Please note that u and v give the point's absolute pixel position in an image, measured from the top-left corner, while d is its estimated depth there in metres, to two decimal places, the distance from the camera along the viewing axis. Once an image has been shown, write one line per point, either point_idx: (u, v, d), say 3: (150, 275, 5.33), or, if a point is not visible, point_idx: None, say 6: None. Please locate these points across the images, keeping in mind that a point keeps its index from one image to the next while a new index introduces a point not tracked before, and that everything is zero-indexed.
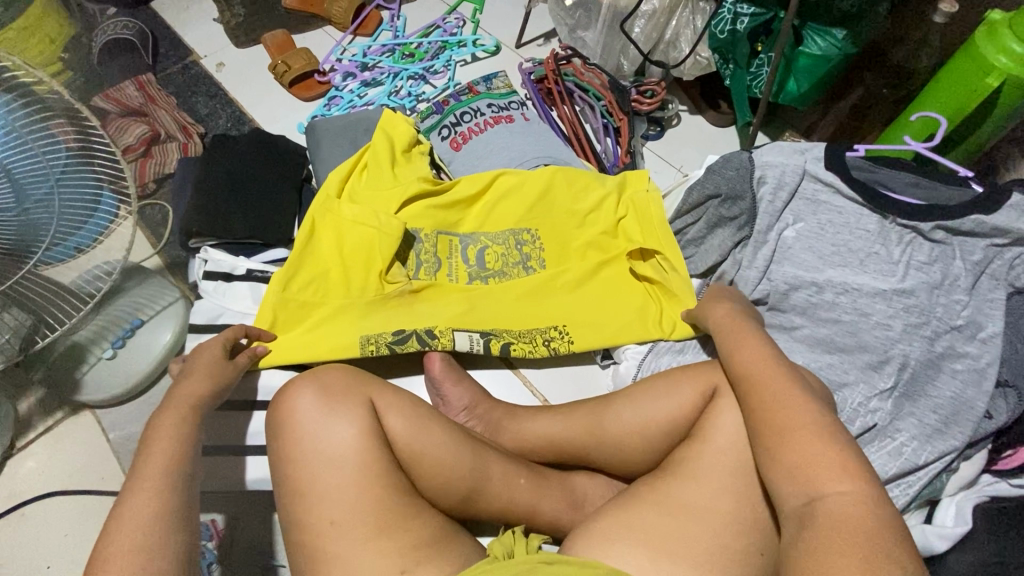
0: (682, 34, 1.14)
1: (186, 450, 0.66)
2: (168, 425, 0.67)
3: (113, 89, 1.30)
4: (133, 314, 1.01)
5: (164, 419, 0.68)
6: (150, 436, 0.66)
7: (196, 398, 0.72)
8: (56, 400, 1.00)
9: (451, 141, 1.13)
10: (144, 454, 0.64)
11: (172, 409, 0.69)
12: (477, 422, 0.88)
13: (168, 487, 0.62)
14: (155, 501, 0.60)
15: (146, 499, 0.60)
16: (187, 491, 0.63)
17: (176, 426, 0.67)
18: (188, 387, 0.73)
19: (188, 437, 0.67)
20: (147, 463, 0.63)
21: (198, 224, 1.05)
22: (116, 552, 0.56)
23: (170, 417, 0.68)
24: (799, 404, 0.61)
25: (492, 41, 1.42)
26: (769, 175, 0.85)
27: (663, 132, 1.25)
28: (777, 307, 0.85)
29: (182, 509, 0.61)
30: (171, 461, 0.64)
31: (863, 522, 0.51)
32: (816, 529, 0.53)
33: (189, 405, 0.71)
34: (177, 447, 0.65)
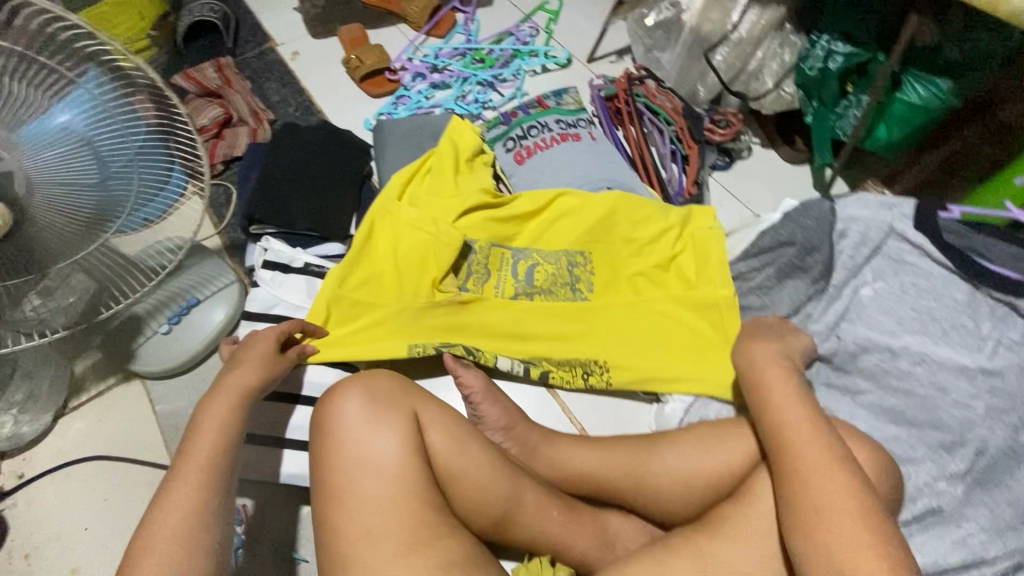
0: (768, 66, 1.08)
1: (231, 441, 0.66)
2: (214, 413, 0.68)
3: (194, 69, 1.34)
4: (191, 292, 1.03)
5: (211, 408, 0.69)
6: (197, 423, 0.67)
7: (242, 387, 0.72)
8: (110, 366, 1.03)
9: (515, 153, 1.12)
10: (191, 440, 0.65)
11: (220, 398, 0.70)
12: (513, 443, 0.86)
13: (210, 479, 0.62)
14: (197, 489, 0.61)
15: (188, 490, 0.60)
16: (227, 483, 0.64)
17: (222, 416, 0.68)
18: (236, 375, 0.73)
19: (234, 429, 0.68)
20: (193, 451, 0.64)
21: (261, 211, 1.07)
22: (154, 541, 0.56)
23: (217, 406, 0.68)
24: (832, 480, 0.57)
25: (564, 54, 1.40)
26: (853, 229, 0.82)
27: (731, 164, 1.21)
28: (843, 367, 0.81)
29: (219, 503, 0.62)
30: (215, 451, 0.64)
31: None
32: None
33: (237, 395, 0.71)
34: (220, 438, 0.66)
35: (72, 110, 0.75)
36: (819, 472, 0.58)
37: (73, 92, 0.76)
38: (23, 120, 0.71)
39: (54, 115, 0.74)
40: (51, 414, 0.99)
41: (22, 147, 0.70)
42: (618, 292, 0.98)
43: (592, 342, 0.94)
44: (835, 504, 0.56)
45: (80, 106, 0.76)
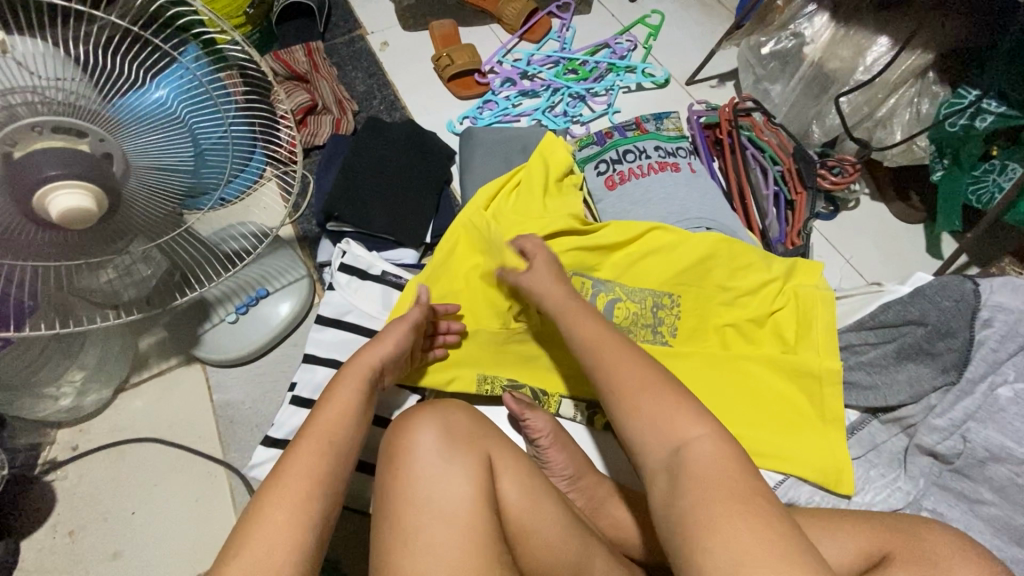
0: (899, 115, 0.99)
1: (324, 493, 0.59)
2: (306, 457, 0.60)
3: (283, 51, 1.32)
4: (261, 283, 1.01)
5: (300, 451, 0.61)
6: (282, 466, 0.60)
7: (337, 429, 0.64)
8: (173, 347, 1.03)
9: (607, 178, 1.05)
10: (274, 489, 0.58)
11: (334, 403, 0.66)
12: (579, 495, 0.82)
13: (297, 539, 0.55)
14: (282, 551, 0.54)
15: (289, 501, 0.57)
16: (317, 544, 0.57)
17: (316, 464, 0.60)
18: (328, 411, 0.65)
19: (328, 481, 0.60)
20: (303, 454, 0.61)
21: (339, 208, 1.04)
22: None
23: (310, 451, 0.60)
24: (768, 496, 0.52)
25: (662, 73, 1.32)
26: (999, 320, 0.71)
27: (836, 214, 1.11)
28: (964, 472, 0.72)
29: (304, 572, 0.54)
30: (309, 506, 0.57)
31: None
32: None
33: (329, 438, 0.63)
34: (333, 444, 0.62)
35: (170, 87, 0.66)
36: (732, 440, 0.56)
37: (170, 65, 0.66)
38: (120, 96, 0.62)
39: (150, 91, 0.65)
40: (113, 388, 0.98)
41: (122, 130, 0.63)
42: (703, 344, 0.91)
43: None
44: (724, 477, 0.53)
45: (179, 83, 0.67)
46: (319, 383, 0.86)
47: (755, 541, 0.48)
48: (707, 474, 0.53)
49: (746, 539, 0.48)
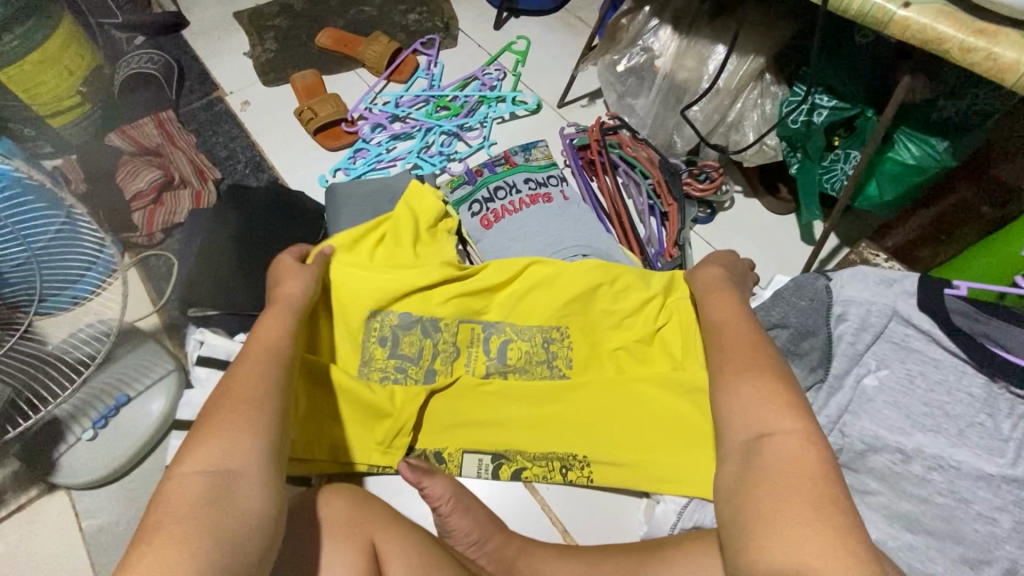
0: (748, 117, 1.02)
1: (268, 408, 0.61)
2: (235, 417, 0.58)
3: (131, 126, 1.23)
4: (120, 389, 0.92)
5: (215, 422, 0.57)
6: (196, 438, 0.56)
7: (259, 398, 0.61)
8: (30, 477, 0.91)
9: (481, 218, 1.03)
10: (197, 454, 0.54)
11: (251, 357, 0.67)
12: (488, 560, 0.78)
13: (238, 495, 0.52)
14: (223, 506, 0.51)
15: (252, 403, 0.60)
16: (268, 495, 0.54)
17: (232, 427, 0.57)
18: (241, 382, 0.62)
19: (265, 448, 0.57)
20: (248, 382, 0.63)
21: (200, 293, 0.97)
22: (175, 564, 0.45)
23: (232, 418, 0.57)
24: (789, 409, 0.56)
25: (533, 99, 1.32)
26: (851, 313, 0.73)
27: (713, 216, 1.13)
28: (850, 466, 0.71)
29: (255, 519, 0.52)
30: (249, 464, 0.55)
31: None
32: None
33: (245, 405, 0.60)
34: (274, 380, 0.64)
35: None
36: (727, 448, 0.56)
37: None
38: None
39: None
40: None
41: None
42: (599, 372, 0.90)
43: (565, 436, 0.86)
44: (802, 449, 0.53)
45: None
46: None
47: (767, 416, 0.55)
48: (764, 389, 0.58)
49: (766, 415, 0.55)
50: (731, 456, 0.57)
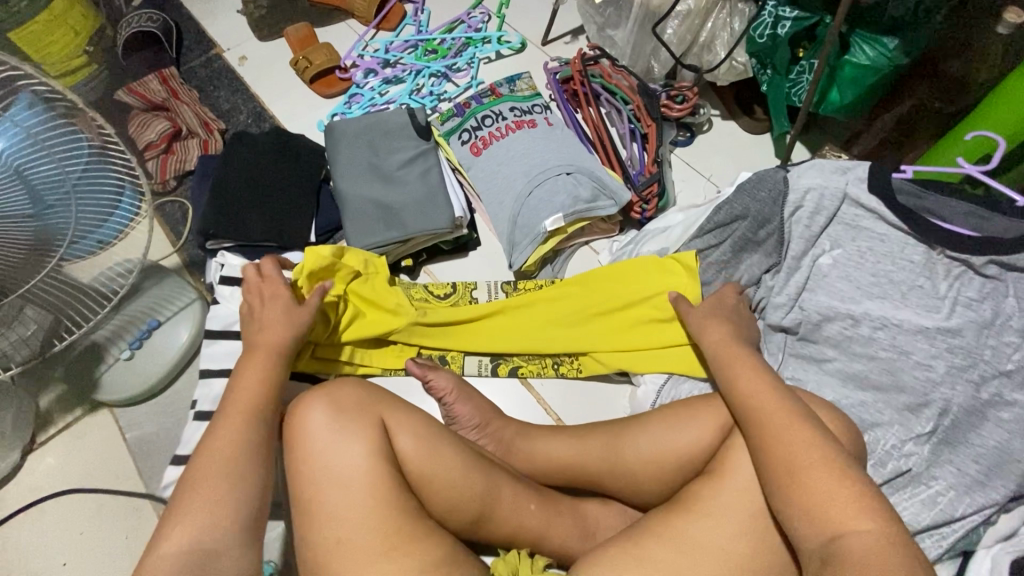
0: (718, 37, 1.08)
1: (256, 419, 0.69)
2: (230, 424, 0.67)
3: (137, 83, 1.29)
4: (151, 315, 1.01)
5: (197, 494, 0.61)
6: (174, 512, 0.60)
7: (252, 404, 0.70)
8: (75, 398, 1.01)
9: (471, 145, 1.09)
10: (177, 533, 0.58)
11: (255, 356, 0.76)
12: (488, 440, 0.87)
13: (214, 569, 0.57)
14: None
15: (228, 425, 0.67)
16: (242, 563, 0.59)
17: (205, 513, 0.60)
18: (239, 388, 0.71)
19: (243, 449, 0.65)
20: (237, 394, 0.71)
21: (215, 226, 1.05)
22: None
23: (211, 485, 0.61)
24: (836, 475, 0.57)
25: (517, 38, 1.37)
26: (806, 199, 0.79)
27: (693, 138, 1.19)
28: (808, 338, 0.80)
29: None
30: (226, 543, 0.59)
31: (891, 572, 0.50)
32: (839, 568, 0.52)
33: (222, 472, 0.63)
34: (260, 382, 0.73)
35: (4, 143, 0.70)
36: (830, 508, 0.55)
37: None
38: None
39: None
40: (19, 451, 0.97)
41: None
42: (584, 296, 0.94)
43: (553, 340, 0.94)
44: (829, 477, 0.57)
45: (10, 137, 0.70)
46: (217, 394, 0.86)
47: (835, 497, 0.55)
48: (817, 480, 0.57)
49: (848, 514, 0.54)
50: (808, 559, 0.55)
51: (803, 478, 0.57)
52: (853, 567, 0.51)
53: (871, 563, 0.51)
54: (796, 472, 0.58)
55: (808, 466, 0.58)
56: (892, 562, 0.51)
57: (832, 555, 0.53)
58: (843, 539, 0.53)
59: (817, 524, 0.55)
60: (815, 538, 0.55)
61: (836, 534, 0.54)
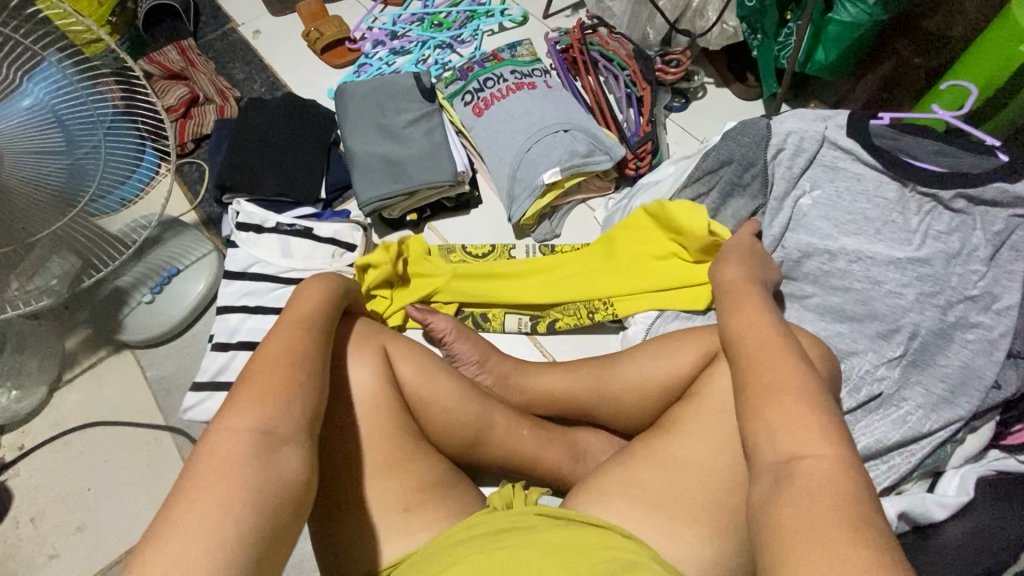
0: (710, 2, 1.13)
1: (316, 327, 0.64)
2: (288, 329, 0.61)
3: (156, 53, 1.36)
4: (170, 263, 1.08)
5: (259, 384, 0.54)
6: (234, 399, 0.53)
7: (309, 314, 0.65)
8: (100, 340, 1.08)
9: (473, 107, 1.15)
10: (238, 416, 0.51)
11: (313, 278, 0.73)
12: (487, 375, 0.92)
13: (282, 456, 0.51)
14: (270, 464, 0.50)
15: (289, 328, 0.62)
16: (308, 458, 0.53)
17: (270, 397, 0.53)
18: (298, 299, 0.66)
19: (310, 351, 0.60)
20: (293, 306, 0.66)
21: (230, 180, 1.11)
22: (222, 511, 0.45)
23: (273, 378, 0.55)
24: (804, 404, 0.56)
25: (519, 11, 1.42)
26: (788, 142, 0.84)
27: (687, 104, 1.24)
28: (788, 276, 0.84)
29: (292, 523, 0.49)
30: (296, 429, 0.53)
31: (837, 493, 0.49)
32: (791, 485, 0.51)
33: (287, 369, 0.56)
34: (324, 295, 0.69)
35: (44, 88, 0.75)
36: (792, 429, 0.55)
37: (42, 70, 0.76)
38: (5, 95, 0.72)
39: (25, 90, 0.74)
40: (48, 387, 1.03)
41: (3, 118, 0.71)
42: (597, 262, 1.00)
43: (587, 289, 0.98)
44: (799, 406, 0.56)
45: (50, 85, 0.76)
46: (232, 328, 0.91)
47: (800, 423, 0.55)
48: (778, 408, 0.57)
49: (809, 439, 0.54)
50: (762, 478, 0.55)
51: (769, 405, 0.57)
52: (804, 485, 0.51)
53: (822, 480, 0.51)
54: (770, 399, 0.58)
55: (783, 394, 0.57)
56: (840, 481, 0.50)
57: (787, 472, 0.53)
58: (802, 461, 0.53)
59: (783, 445, 0.55)
60: (774, 456, 0.54)
61: (795, 456, 0.53)
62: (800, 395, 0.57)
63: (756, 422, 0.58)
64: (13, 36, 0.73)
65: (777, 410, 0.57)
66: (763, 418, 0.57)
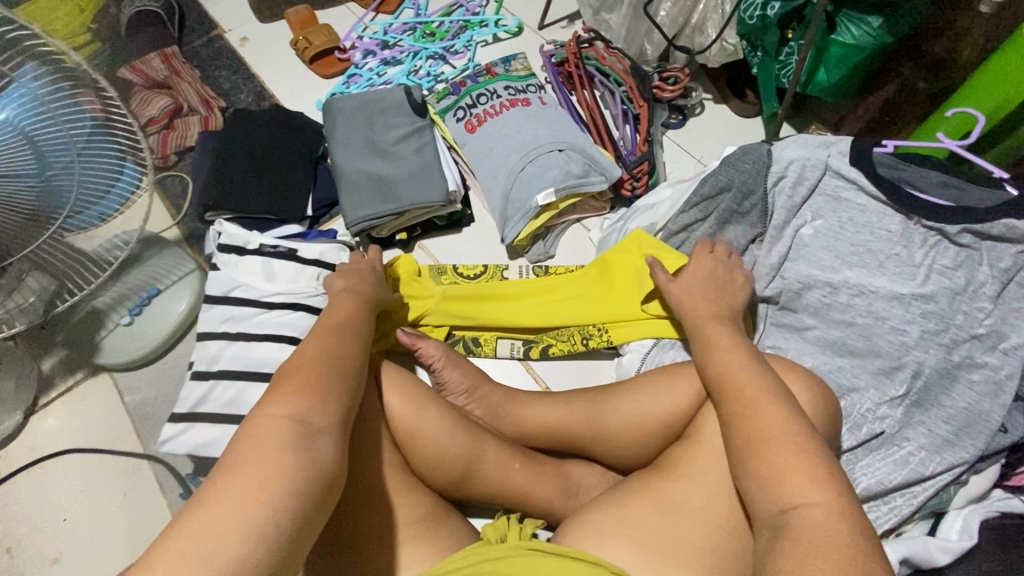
0: (710, 18, 1.11)
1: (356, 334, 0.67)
2: (330, 335, 0.65)
3: (138, 61, 1.32)
4: (150, 283, 1.04)
5: (303, 375, 0.57)
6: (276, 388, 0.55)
7: (351, 321, 0.70)
8: (76, 362, 1.04)
9: (466, 123, 1.11)
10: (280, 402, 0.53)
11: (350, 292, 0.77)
12: (477, 405, 0.89)
13: (317, 447, 0.52)
14: (307, 450, 0.51)
15: (332, 333, 0.66)
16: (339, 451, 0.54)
17: (310, 389, 0.56)
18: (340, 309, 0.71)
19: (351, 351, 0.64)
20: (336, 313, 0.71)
21: (213, 199, 1.07)
22: (256, 494, 0.46)
23: (314, 373, 0.57)
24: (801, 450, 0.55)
25: (514, 22, 1.38)
26: (789, 170, 0.81)
27: (685, 121, 1.22)
28: (788, 307, 0.82)
29: (317, 507, 0.50)
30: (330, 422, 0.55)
31: (838, 545, 0.48)
32: (789, 539, 0.50)
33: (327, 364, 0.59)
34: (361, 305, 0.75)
35: (13, 105, 0.69)
36: (786, 475, 0.53)
37: (11, 88, 0.69)
38: None
39: None
40: (22, 412, 0.99)
41: None
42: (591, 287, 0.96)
43: (581, 314, 0.95)
44: (796, 451, 0.55)
45: (19, 103, 0.70)
46: (213, 356, 0.88)
47: (796, 467, 0.54)
48: (772, 451, 0.55)
49: (806, 486, 0.52)
50: (763, 527, 0.54)
51: (761, 449, 0.56)
52: (802, 539, 0.50)
53: (821, 533, 0.49)
54: (765, 442, 0.56)
55: (777, 437, 0.56)
56: (841, 531, 0.49)
57: (785, 524, 0.52)
58: (799, 512, 0.51)
59: (777, 493, 0.53)
60: (771, 507, 0.53)
61: (792, 507, 0.52)
62: (794, 438, 0.56)
63: (752, 467, 0.56)
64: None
65: (770, 457, 0.55)
66: (757, 463, 0.56)
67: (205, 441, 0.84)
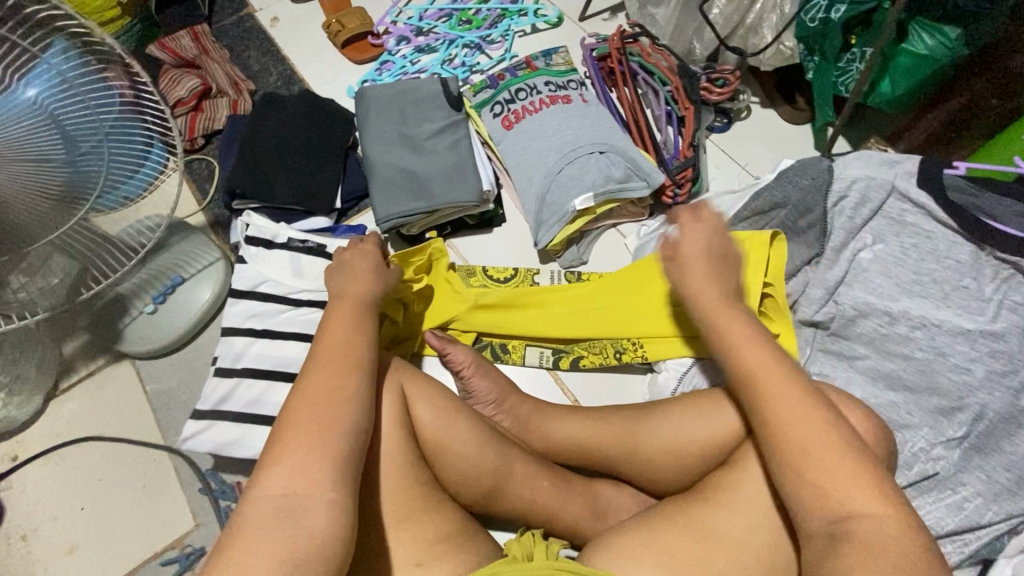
0: (767, 19, 1.03)
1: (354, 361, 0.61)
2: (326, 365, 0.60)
3: (168, 38, 1.29)
4: (175, 271, 1.02)
5: (292, 438, 0.54)
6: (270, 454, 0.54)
7: (353, 342, 0.63)
8: (99, 348, 1.03)
9: (502, 119, 1.07)
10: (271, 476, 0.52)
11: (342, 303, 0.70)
12: (505, 416, 0.86)
13: (307, 516, 0.50)
14: (294, 528, 0.49)
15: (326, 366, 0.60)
16: (338, 513, 0.52)
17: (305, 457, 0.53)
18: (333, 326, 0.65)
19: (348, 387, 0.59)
20: (330, 334, 0.64)
21: (241, 185, 1.04)
22: (251, 571, 0.46)
23: (303, 433, 0.54)
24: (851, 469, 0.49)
25: (555, 12, 1.33)
26: (851, 190, 0.78)
27: (730, 125, 1.16)
28: (841, 334, 0.78)
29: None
30: (320, 486, 0.52)
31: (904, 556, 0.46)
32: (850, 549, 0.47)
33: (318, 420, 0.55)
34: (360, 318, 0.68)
35: (39, 85, 0.66)
36: (839, 482, 0.49)
37: (37, 67, 0.67)
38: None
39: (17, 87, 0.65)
40: (43, 396, 0.99)
41: None
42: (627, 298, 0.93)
43: (615, 326, 0.91)
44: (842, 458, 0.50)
45: (45, 82, 0.67)
46: (237, 352, 0.86)
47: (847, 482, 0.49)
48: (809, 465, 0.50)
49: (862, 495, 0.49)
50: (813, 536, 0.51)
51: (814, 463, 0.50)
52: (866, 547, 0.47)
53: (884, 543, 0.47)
54: (806, 455, 0.50)
55: (823, 456, 0.50)
56: (906, 542, 0.47)
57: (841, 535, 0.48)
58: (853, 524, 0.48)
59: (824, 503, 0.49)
60: (820, 519, 0.49)
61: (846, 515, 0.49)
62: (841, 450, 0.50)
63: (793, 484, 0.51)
64: (6, 35, 0.65)
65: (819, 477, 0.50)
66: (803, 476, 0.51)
67: (227, 440, 0.82)
